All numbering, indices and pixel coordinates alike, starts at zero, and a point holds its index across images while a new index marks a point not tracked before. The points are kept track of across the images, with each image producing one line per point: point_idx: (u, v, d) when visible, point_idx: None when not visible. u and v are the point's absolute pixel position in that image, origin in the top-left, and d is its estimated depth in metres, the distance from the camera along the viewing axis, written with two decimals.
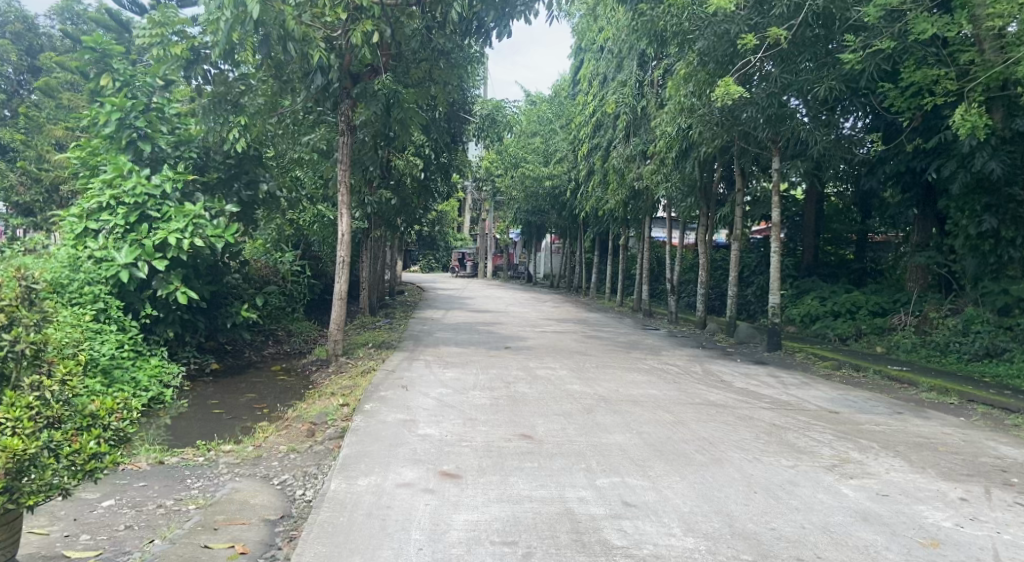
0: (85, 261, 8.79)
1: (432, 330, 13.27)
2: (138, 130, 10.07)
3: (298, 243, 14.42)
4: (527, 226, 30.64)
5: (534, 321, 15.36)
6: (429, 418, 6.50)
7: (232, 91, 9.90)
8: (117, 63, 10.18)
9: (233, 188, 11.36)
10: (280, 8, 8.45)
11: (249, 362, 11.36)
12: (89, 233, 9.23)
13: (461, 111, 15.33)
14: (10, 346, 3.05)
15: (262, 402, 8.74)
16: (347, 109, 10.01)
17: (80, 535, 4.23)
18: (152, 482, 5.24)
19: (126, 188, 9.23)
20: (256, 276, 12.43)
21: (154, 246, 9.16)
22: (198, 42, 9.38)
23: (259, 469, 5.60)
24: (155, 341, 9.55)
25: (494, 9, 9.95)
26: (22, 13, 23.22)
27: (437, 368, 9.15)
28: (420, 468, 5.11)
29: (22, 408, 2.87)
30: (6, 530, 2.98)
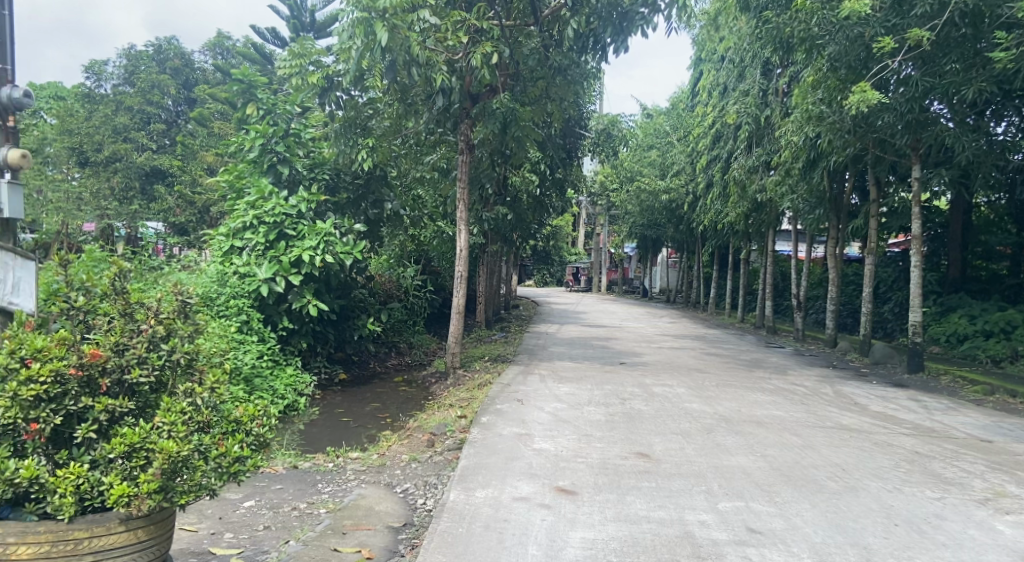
0: (232, 276, 9.51)
1: (548, 345, 13.31)
2: (278, 154, 10.77)
3: (418, 258, 14.89)
4: (643, 240, 30.20)
5: (651, 336, 15.07)
6: (544, 433, 6.52)
7: (361, 114, 10.50)
8: (261, 91, 10.86)
9: (361, 208, 11.91)
10: (406, 34, 8.71)
11: (374, 372, 11.86)
12: (234, 250, 9.96)
13: (576, 127, 14.96)
14: (168, 355, 3.28)
15: (386, 412, 9.07)
16: (466, 129, 10.42)
17: (225, 533, 4.55)
18: (287, 486, 5.57)
19: (267, 208, 9.96)
20: (381, 291, 12.92)
21: (291, 262, 9.74)
22: (332, 71, 9.93)
23: (383, 477, 5.82)
24: (291, 351, 10.18)
25: (611, 25, 9.80)
26: (181, 50, 25.58)
27: (553, 383, 9.14)
28: (537, 483, 5.12)
29: (176, 413, 3.08)
30: (160, 527, 3.11)
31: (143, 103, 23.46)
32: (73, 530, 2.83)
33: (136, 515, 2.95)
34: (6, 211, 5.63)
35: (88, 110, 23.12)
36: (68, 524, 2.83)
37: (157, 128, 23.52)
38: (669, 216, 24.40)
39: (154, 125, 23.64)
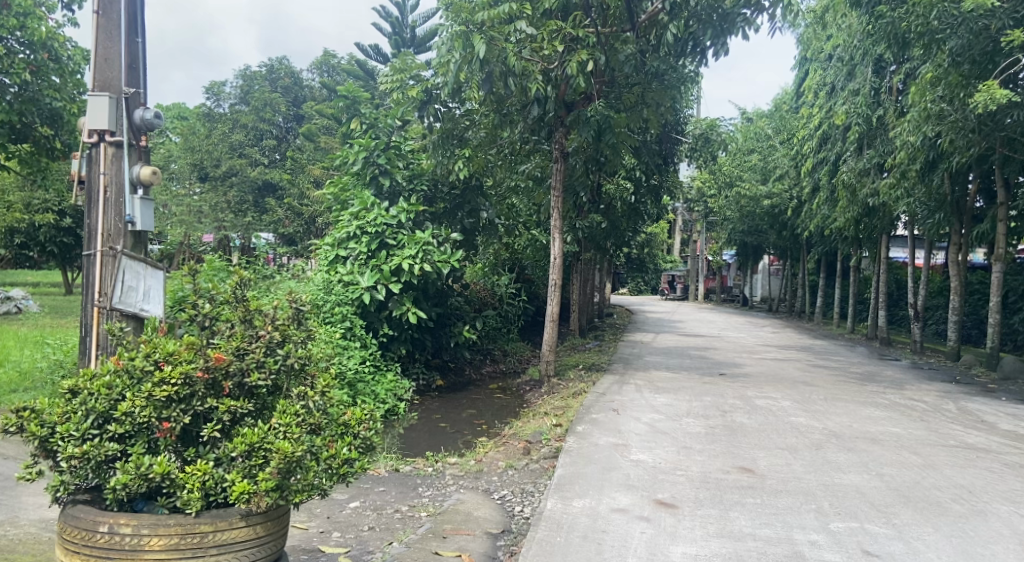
0: (337, 284, 9.92)
1: (644, 354, 13.10)
2: (380, 166, 11.13)
3: (512, 267, 15.02)
4: (743, 247, 29.29)
5: (752, 347, 14.57)
6: (642, 444, 6.41)
7: (458, 126, 10.71)
8: (363, 107, 11.40)
9: (457, 217, 12.32)
10: (503, 45, 8.86)
11: (469, 380, 12.02)
12: (339, 259, 10.38)
13: (673, 133, 14.64)
14: (283, 359, 3.39)
15: (482, 419, 9.18)
16: (561, 137, 10.36)
17: (332, 532, 4.72)
18: (389, 488, 5.73)
19: (369, 219, 10.27)
20: (476, 299, 13.08)
21: (391, 270, 10.02)
22: (430, 84, 10.23)
23: (480, 483, 5.88)
24: (391, 357, 10.49)
25: (711, 26, 9.52)
26: (291, 69, 26.95)
27: (649, 393, 8.98)
28: (635, 495, 5.05)
29: (291, 415, 3.19)
30: (277, 524, 3.19)
31: (256, 120, 24.84)
32: (200, 524, 2.91)
33: (255, 512, 3.03)
34: (138, 223, 6.02)
35: (208, 127, 24.65)
36: (195, 519, 2.92)
37: (269, 144, 24.81)
38: (771, 222, 23.55)
39: (266, 141, 24.92)
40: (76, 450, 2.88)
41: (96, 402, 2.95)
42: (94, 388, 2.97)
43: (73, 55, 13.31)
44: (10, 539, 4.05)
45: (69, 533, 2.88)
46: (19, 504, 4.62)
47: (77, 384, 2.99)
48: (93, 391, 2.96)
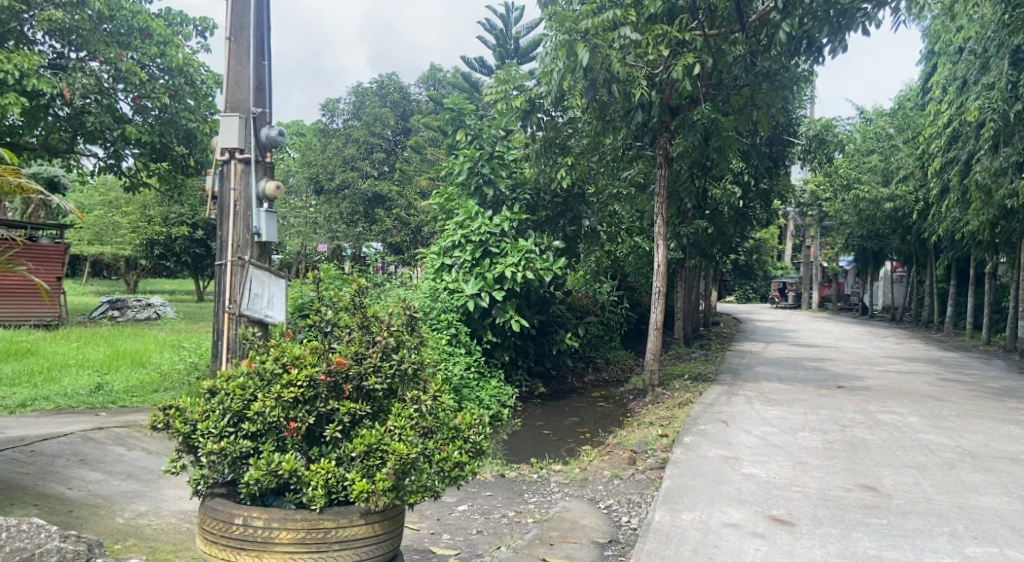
0: (443, 292, 10.19)
1: (754, 364, 12.63)
2: (484, 176, 11.40)
3: (615, 274, 14.93)
4: (862, 252, 27.74)
5: (873, 359, 13.76)
6: (754, 457, 6.19)
7: (561, 134, 10.80)
8: (469, 119, 11.54)
9: (559, 225, 12.21)
10: (607, 52, 8.80)
11: (572, 388, 11.99)
12: (444, 267, 10.66)
13: (785, 134, 14.11)
14: (398, 363, 3.48)
15: (585, 427, 9.15)
16: (665, 143, 10.16)
17: (442, 534, 4.83)
18: (496, 493, 5.81)
19: (473, 227, 10.45)
20: (578, 307, 13.08)
21: (495, 278, 10.18)
22: (533, 94, 10.42)
23: (586, 492, 5.86)
24: (495, 364, 10.67)
25: (827, 23, 9.00)
26: (400, 85, 27.61)
27: (761, 405, 8.66)
28: (747, 510, 4.88)
29: (405, 417, 3.24)
30: (393, 523, 3.23)
31: (367, 134, 25.66)
32: (324, 520, 2.99)
33: (372, 510, 3.08)
34: (264, 235, 6.52)
35: (324, 143, 25.88)
36: (319, 515, 3.00)
37: (379, 157, 25.60)
38: (893, 225, 22.19)
39: (376, 154, 25.62)
40: (214, 446, 3.08)
41: (232, 402, 3.17)
42: (230, 389, 3.19)
43: (207, 80, 14.35)
44: (154, 527, 4.41)
45: (209, 524, 3.03)
46: (162, 496, 5.03)
47: (215, 385, 3.24)
48: (229, 391, 3.18)
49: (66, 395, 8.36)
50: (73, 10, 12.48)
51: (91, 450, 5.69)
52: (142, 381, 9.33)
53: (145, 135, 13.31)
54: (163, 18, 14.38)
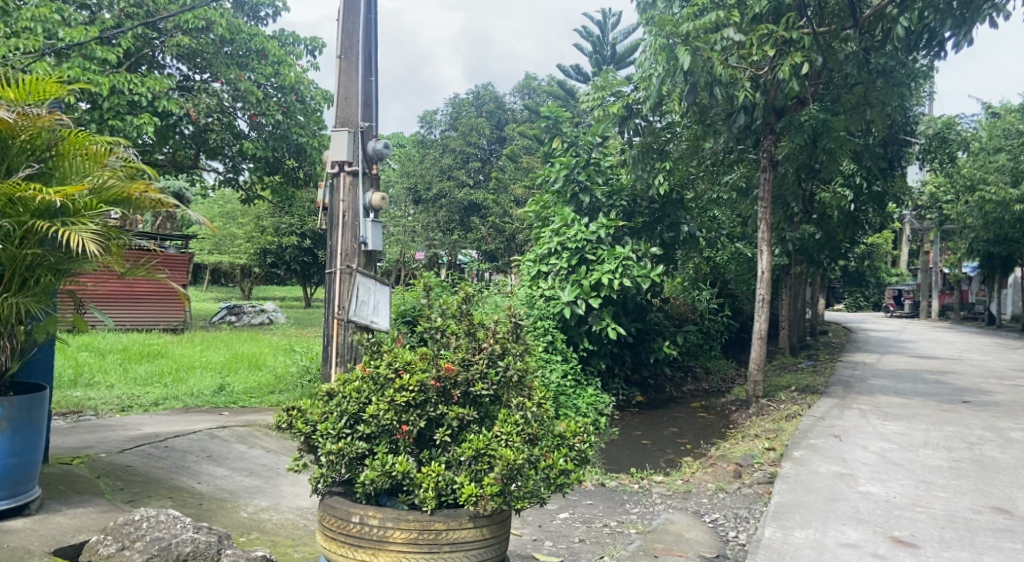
0: (539, 299, 10.24)
1: (867, 376, 11.96)
2: (580, 184, 11.27)
3: (715, 281, 14.56)
4: (987, 257, 25.79)
5: (1002, 372, 12.79)
6: (871, 475, 5.88)
7: (659, 139, 10.65)
8: (566, 126, 11.38)
9: (656, 231, 11.93)
10: (709, 54, 8.58)
11: (671, 397, 11.75)
12: (541, 274, 10.72)
13: (902, 132, 13.20)
14: (503, 370, 3.50)
15: (685, 437, 8.95)
16: (770, 145, 9.93)
17: (544, 541, 4.85)
18: (597, 502, 5.77)
19: (569, 235, 10.41)
20: (676, 314, 12.85)
21: (591, 285, 10.13)
22: (632, 99, 10.22)
23: (690, 504, 5.73)
24: (591, 371, 10.61)
25: (950, 17, 8.20)
26: (495, 95, 27.85)
27: (877, 419, 8.20)
28: (865, 530, 4.64)
29: (511, 423, 3.25)
30: (500, 528, 3.25)
31: (463, 144, 26.04)
32: (435, 522, 3.06)
33: (480, 514, 3.11)
34: (370, 244, 6.71)
35: (422, 153, 26.51)
36: (431, 516, 3.06)
37: (475, 166, 25.92)
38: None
39: (471, 164, 25.95)
40: (333, 446, 3.22)
41: (348, 404, 3.30)
42: (347, 392, 3.33)
43: (316, 96, 15.04)
44: (273, 523, 4.65)
45: (328, 521, 3.16)
46: (280, 493, 5.31)
47: (334, 388, 3.39)
48: (346, 395, 3.32)
49: (193, 395, 8.96)
50: (198, 34, 13.44)
51: (216, 447, 6.07)
52: (259, 382, 9.88)
53: (261, 150, 14.21)
54: (277, 39, 15.23)
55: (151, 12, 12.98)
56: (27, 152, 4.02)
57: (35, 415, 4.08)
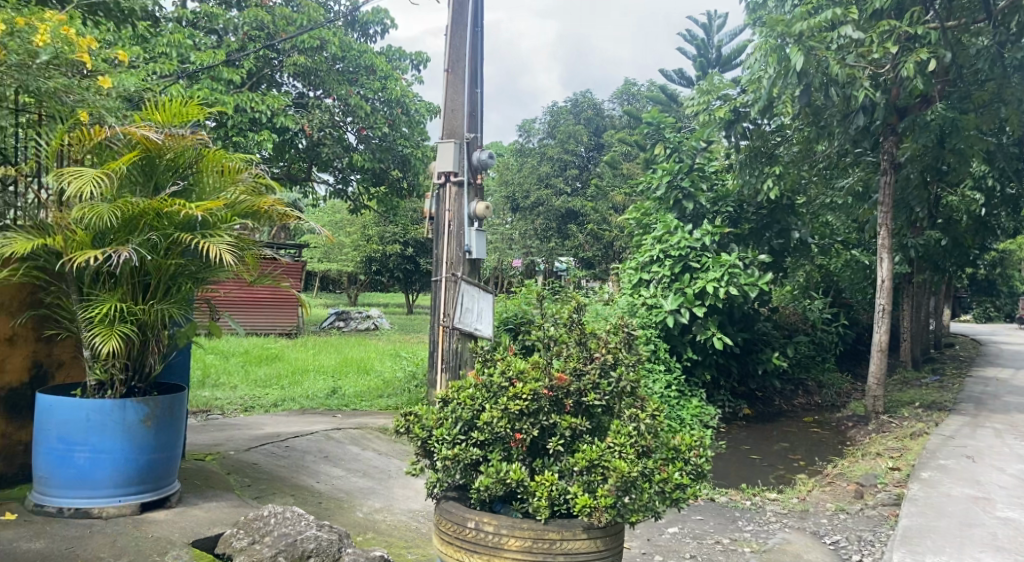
0: (641, 307, 10.07)
1: (1001, 393, 11.06)
2: (683, 190, 10.98)
3: (827, 289, 13.90)
4: None
5: None
6: (1011, 500, 5.43)
7: (767, 143, 10.27)
8: (668, 132, 11.17)
9: (765, 237, 11.56)
10: (824, 54, 8.23)
11: (781, 411, 11.27)
12: (643, 282, 10.57)
13: None
14: (616, 381, 3.46)
15: (797, 453, 8.57)
16: (891, 146, 9.52)
17: (653, 555, 4.76)
18: (707, 517, 5.62)
19: (672, 242, 10.18)
20: (785, 324, 12.36)
21: (696, 293, 9.88)
22: (739, 103, 9.90)
23: (808, 524, 5.48)
24: (696, 382, 10.36)
25: None
26: (594, 102, 27.11)
27: (1014, 440, 7.57)
28: (1007, 559, 4.30)
29: (624, 434, 3.20)
30: (613, 540, 3.20)
31: (561, 152, 25.54)
32: (549, 531, 3.06)
33: (594, 525, 3.08)
34: (474, 252, 7.01)
35: (520, 162, 26.70)
36: (545, 525, 3.07)
37: (572, 173, 25.44)
38: None
39: (570, 171, 25.42)
40: (449, 452, 3.29)
41: (462, 411, 3.36)
42: (461, 399, 3.39)
43: (420, 108, 15.45)
44: (388, 523, 4.81)
45: (444, 525, 3.24)
46: (392, 495, 5.49)
47: (448, 395, 3.46)
48: (460, 402, 3.39)
49: (309, 397, 9.40)
50: (312, 53, 14.16)
51: (332, 449, 6.33)
52: (369, 386, 10.24)
53: (368, 162, 14.69)
54: (384, 55, 15.79)
55: (271, 35, 13.77)
56: (172, 170, 4.36)
57: (175, 414, 4.38)
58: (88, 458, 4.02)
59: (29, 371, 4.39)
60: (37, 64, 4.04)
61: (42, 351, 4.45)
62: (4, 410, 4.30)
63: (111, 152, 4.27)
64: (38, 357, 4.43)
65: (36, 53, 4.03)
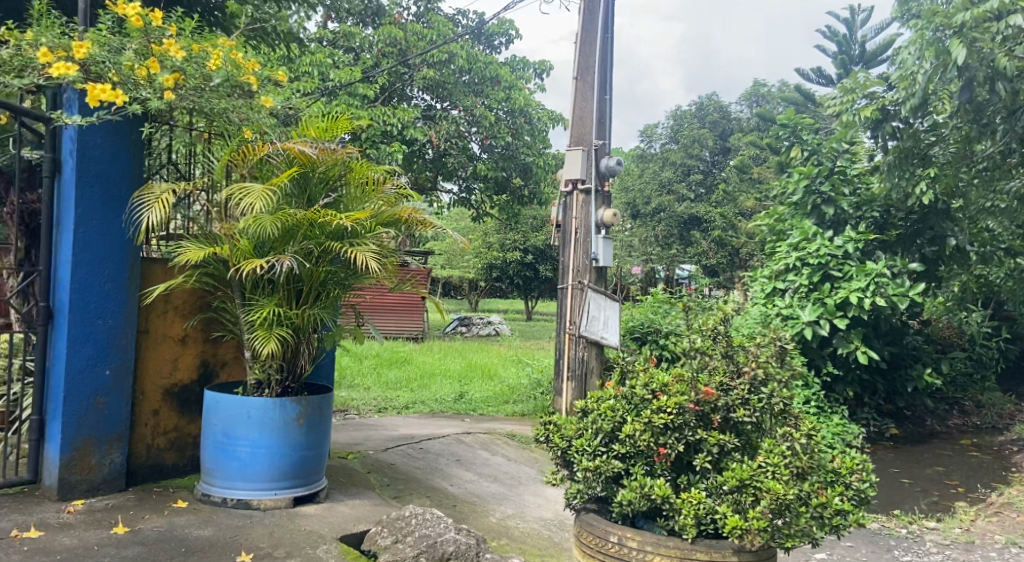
0: (776, 318, 9.59)
1: None
2: (823, 194, 10.41)
3: (985, 299, 12.73)
4: None
5: None
6: None
7: (920, 144, 9.37)
8: (806, 133, 10.63)
9: (915, 245, 10.86)
10: (989, 46, 7.55)
11: (934, 432, 10.42)
12: (777, 292, 10.08)
13: None
14: (767, 398, 3.30)
15: (954, 479, 7.89)
16: None
17: None
18: (857, 544, 5.27)
19: (811, 250, 9.62)
20: (937, 339, 11.43)
21: (837, 304, 9.31)
22: (888, 101, 9.30)
23: (975, 557, 5.03)
24: (836, 399, 9.78)
25: None
26: (720, 104, 26.20)
27: None
28: None
29: (778, 454, 3.05)
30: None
31: (684, 156, 24.92)
32: (696, 551, 2.96)
33: (745, 548, 2.95)
34: (601, 260, 7.08)
35: (641, 168, 26.27)
36: (691, 545, 2.97)
37: (697, 178, 24.62)
38: None
39: (693, 176, 24.74)
40: (589, 463, 3.25)
41: (603, 422, 3.32)
42: (601, 410, 3.35)
43: (543, 117, 15.57)
44: (521, 531, 4.83)
45: (586, 538, 3.21)
46: (523, 502, 5.52)
47: (589, 405, 3.44)
48: (601, 412, 3.35)
49: (438, 401, 9.65)
50: (441, 66, 14.60)
51: (464, 453, 6.46)
52: (495, 392, 10.37)
53: (492, 170, 14.94)
54: (509, 65, 16.04)
55: (403, 50, 14.33)
56: (323, 183, 4.63)
57: (324, 414, 4.62)
58: (249, 452, 4.31)
59: (197, 368, 4.78)
60: (210, 86, 4.33)
61: (208, 351, 4.82)
62: (176, 404, 4.69)
63: (269, 166, 4.59)
64: (205, 357, 4.81)
65: (210, 76, 4.32)
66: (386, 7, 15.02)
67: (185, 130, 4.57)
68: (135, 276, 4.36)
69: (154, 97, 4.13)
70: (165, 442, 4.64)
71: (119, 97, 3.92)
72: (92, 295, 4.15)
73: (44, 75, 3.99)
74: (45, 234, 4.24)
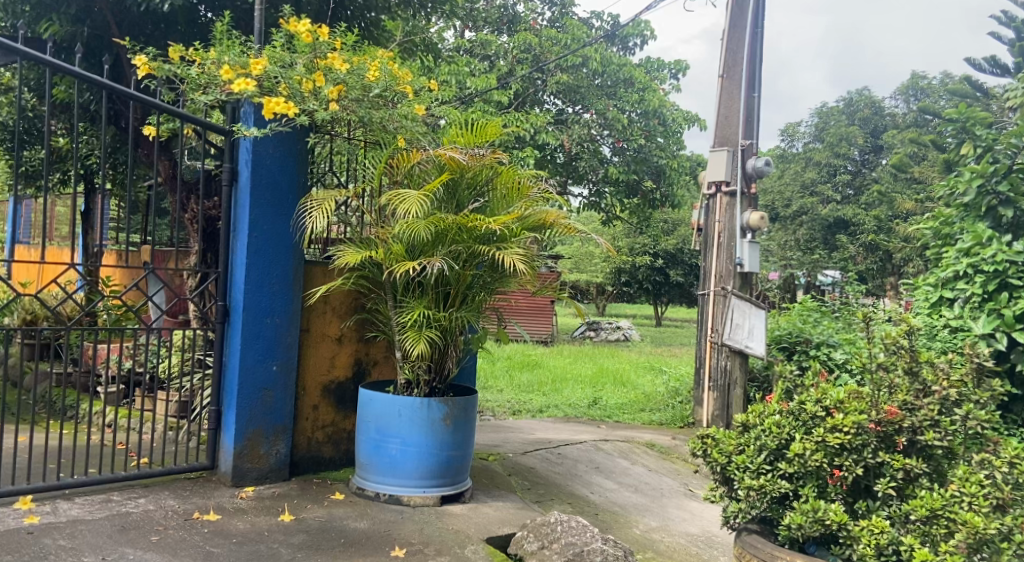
0: (943, 329, 8.77)
1: None
2: (1000, 195, 9.10)
3: None
4: None
5: None
6: None
7: None
8: (980, 128, 9.56)
9: None
10: None
11: None
12: (944, 302, 9.21)
13: None
14: (963, 419, 3.06)
15: None
16: None
17: None
18: None
19: (985, 255, 8.58)
20: None
21: (1017, 316, 8.37)
22: None
23: None
24: (1014, 421, 8.81)
25: None
26: (873, 99, 24.12)
27: None
28: None
29: (976, 483, 2.79)
30: None
31: (830, 156, 23.48)
32: None
33: None
34: (746, 265, 6.82)
35: (782, 168, 25.00)
36: None
37: (844, 179, 23.11)
38: None
39: (839, 176, 23.26)
40: (754, 482, 3.08)
41: (768, 439, 3.14)
42: (766, 426, 3.16)
43: (677, 118, 15.21)
44: (667, 545, 4.68)
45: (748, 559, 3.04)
46: (668, 514, 5.36)
47: (750, 419, 3.28)
48: (765, 428, 3.16)
49: (572, 406, 9.60)
50: (574, 70, 14.62)
51: (603, 460, 6.37)
52: (630, 398, 10.19)
53: (624, 174, 14.70)
54: (643, 67, 15.78)
55: (537, 56, 14.46)
56: (471, 188, 4.69)
57: (471, 415, 4.69)
58: (399, 449, 4.44)
59: (352, 367, 4.99)
60: (370, 96, 4.52)
61: (362, 350, 5.03)
62: (333, 400, 4.92)
63: (421, 172, 4.70)
64: (359, 356, 5.02)
65: (369, 86, 4.51)
66: (521, 14, 15.20)
67: (345, 140, 4.80)
68: (299, 278, 4.61)
69: (320, 108, 4.35)
70: (323, 436, 4.88)
71: (291, 109, 4.15)
72: (263, 296, 4.44)
73: (226, 91, 4.32)
74: (224, 238, 4.57)
